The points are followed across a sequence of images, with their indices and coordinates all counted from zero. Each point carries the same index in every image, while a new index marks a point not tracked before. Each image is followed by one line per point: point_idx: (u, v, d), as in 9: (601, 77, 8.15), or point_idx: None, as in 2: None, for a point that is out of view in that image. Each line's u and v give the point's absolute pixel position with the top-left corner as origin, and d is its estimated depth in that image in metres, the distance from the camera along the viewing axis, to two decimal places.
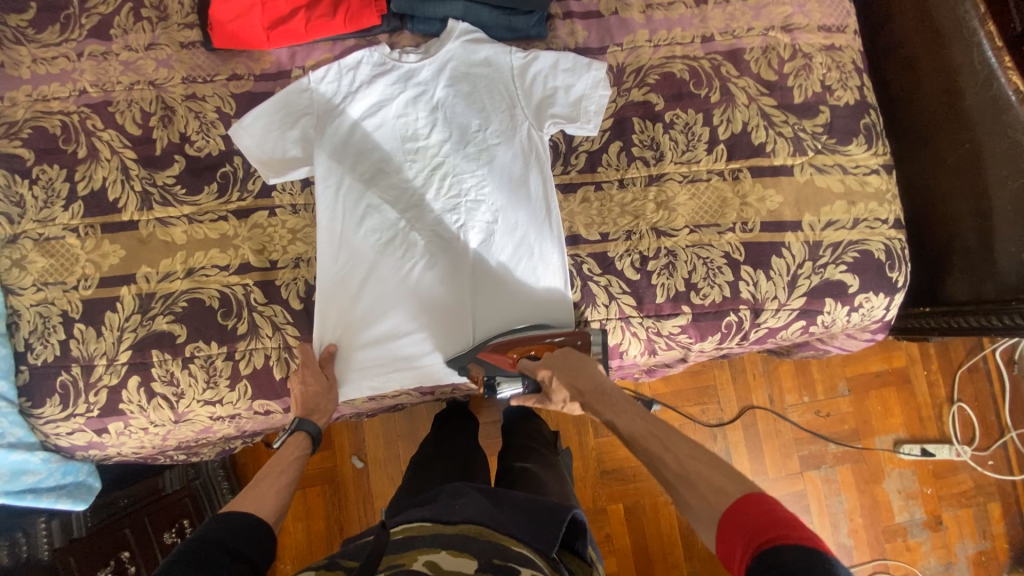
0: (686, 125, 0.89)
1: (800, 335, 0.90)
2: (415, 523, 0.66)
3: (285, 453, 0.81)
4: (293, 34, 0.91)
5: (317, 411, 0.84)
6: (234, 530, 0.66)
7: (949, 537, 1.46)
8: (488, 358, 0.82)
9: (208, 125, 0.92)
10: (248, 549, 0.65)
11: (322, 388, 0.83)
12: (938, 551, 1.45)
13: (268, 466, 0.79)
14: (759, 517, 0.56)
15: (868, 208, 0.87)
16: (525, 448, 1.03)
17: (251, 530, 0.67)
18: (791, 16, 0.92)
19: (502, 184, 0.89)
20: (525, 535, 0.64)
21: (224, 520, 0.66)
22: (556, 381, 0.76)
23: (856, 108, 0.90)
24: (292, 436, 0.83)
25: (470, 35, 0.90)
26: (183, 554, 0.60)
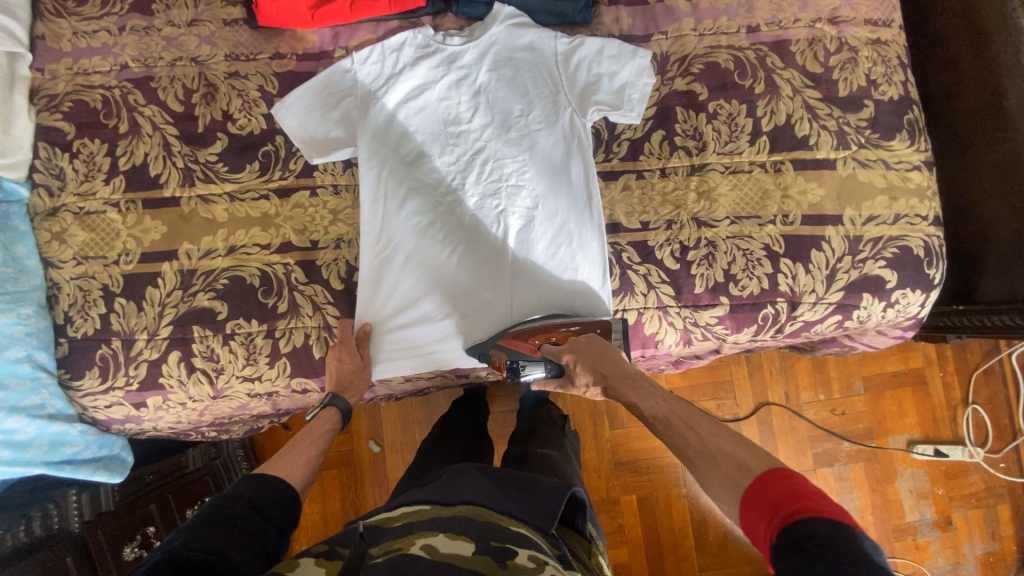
0: (729, 116, 0.88)
1: (833, 330, 0.91)
2: (412, 507, 0.65)
3: (316, 427, 0.82)
4: (338, 13, 0.90)
5: (351, 390, 0.85)
6: (262, 492, 0.68)
7: (959, 537, 1.47)
8: (510, 343, 0.82)
9: (250, 103, 0.92)
10: (269, 503, 0.67)
11: (358, 367, 0.85)
12: (947, 551, 1.47)
13: (298, 441, 0.80)
14: (784, 491, 0.57)
15: (908, 204, 0.87)
16: (542, 431, 1.04)
17: (279, 493, 0.69)
18: (838, 9, 0.91)
19: (543, 170, 0.89)
20: (523, 514, 0.64)
21: (252, 483, 0.69)
22: (580, 365, 0.78)
23: (899, 104, 0.89)
24: (323, 412, 0.84)
25: (516, 19, 0.90)
26: (207, 511, 0.62)
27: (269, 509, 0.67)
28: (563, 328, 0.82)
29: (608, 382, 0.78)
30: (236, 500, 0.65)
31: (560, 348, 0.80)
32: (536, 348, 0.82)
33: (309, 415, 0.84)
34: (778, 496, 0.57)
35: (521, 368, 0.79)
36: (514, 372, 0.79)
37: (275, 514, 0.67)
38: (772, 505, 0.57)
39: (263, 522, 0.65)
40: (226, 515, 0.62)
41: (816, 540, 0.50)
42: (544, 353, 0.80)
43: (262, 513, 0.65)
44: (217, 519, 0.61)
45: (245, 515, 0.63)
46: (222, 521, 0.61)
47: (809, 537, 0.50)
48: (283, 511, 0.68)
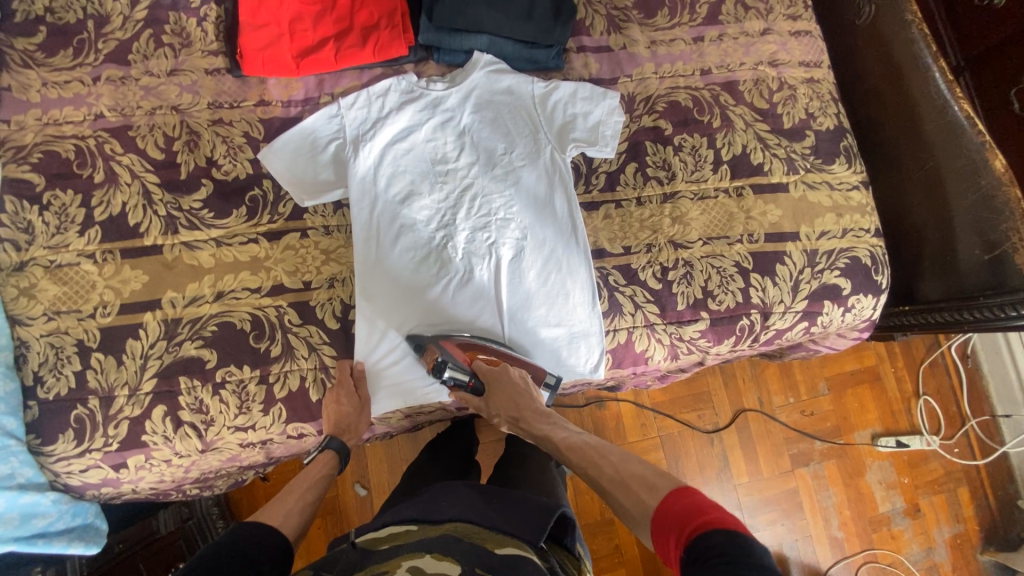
0: (693, 148, 0.98)
1: (802, 336, 0.99)
2: (399, 527, 0.66)
3: (311, 474, 0.82)
4: (322, 63, 0.93)
5: (350, 431, 0.85)
6: (247, 540, 0.65)
7: (928, 522, 1.58)
8: (448, 345, 0.86)
9: (235, 149, 0.92)
10: (258, 555, 0.65)
11: (355, 409, 0.84)
12: (919, 538, 1.57)
13: (296, 487, 0.79)
14: (689, 508, 0.63)
15: (853, 219, 0.98)
16: (535, 454, 1.04)
17: (266, 540, 0.67)
18: (776, 53, 1.04)
19: (528, 204, 0.94)
20: (511, 528, 0.64)
21: (237, 531, 0.66)
22: (498, 394, 0.87)
23: (835, 132, 1.02)
24: (319, 459, 0.83)
25: (494, 66, 0.96)
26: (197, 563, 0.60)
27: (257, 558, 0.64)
28: (503, 356, 0.88)
29: (523, 411, 0.86)
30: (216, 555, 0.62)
31: (495, 368, 0.87)
32: (472, 358, 0.86)
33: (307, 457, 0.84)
34: (683, 512, 0.63)
35: (447, 368, 0.83)
36: (438, 371, 0.83)
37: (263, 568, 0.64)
38: (680, 523, 0.62)
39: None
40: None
41: (712, 547, 0.55)
42: (475, 368, 0.86)
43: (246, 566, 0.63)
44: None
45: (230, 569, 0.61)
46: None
47: (707, 541, 0.56)
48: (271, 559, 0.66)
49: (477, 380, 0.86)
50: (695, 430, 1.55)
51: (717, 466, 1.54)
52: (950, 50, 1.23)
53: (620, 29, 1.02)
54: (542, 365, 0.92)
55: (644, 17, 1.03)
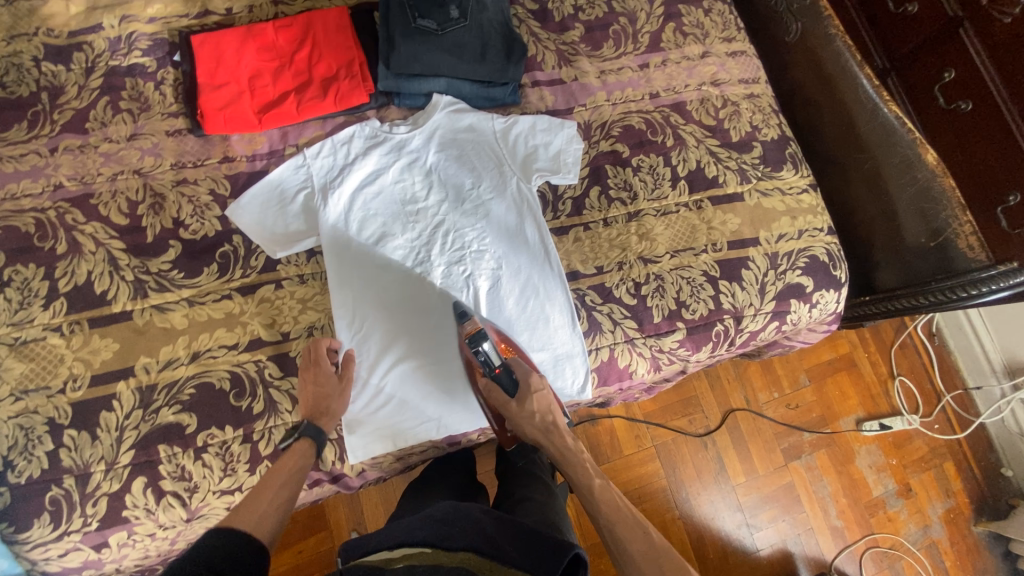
0: (651, 168, 1.02)
1: (775, 335, 1.03)
2: (414, 549, 0.64)
3: (288, 466, 0.74)
4: (284, 116, 0.95)
5: (327, 415, 0.80)
6: (216, 557, 0.57)
7: (920, 500, 1.62)
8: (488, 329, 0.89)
9: (202, 208, 0.91)
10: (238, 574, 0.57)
11: (335, 391, 0.81)
12: (914, 516, 1.61)
13: (273, 484, 0.71)
14: None
15: (807, 220, 1.04)
16: (539, 474, 1.06)
17: (242, 548, 0.60)
18: (716, 73, 1.11)
19: (500, 235, 0.96)
20: (526, 565, 0.63)
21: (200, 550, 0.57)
22: (538, 400, 0.83)
23: (780, 141, 1.08)
24: (299, 444, 0.77)
25: (454, 106, 0.99)
26: None
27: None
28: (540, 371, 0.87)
29: (555, 424, 0.83)
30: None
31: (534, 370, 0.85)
32: (506, 352, 0.86)
33: (292, 438, 0.77)
34: None
35: (484, 341, 0.83)
36: (475, 341, 0.83)
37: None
38: None
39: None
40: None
41: None
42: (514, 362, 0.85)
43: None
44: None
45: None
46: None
47: None
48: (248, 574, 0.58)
49: (507, 373, 0.84)
50: (688, 436, 1.57)
51: (714, 469, 1.56)
52: (875, 53, 1.40)
53: (570, 62, 1.07)
54: None
55: (591, 50, 1.09)
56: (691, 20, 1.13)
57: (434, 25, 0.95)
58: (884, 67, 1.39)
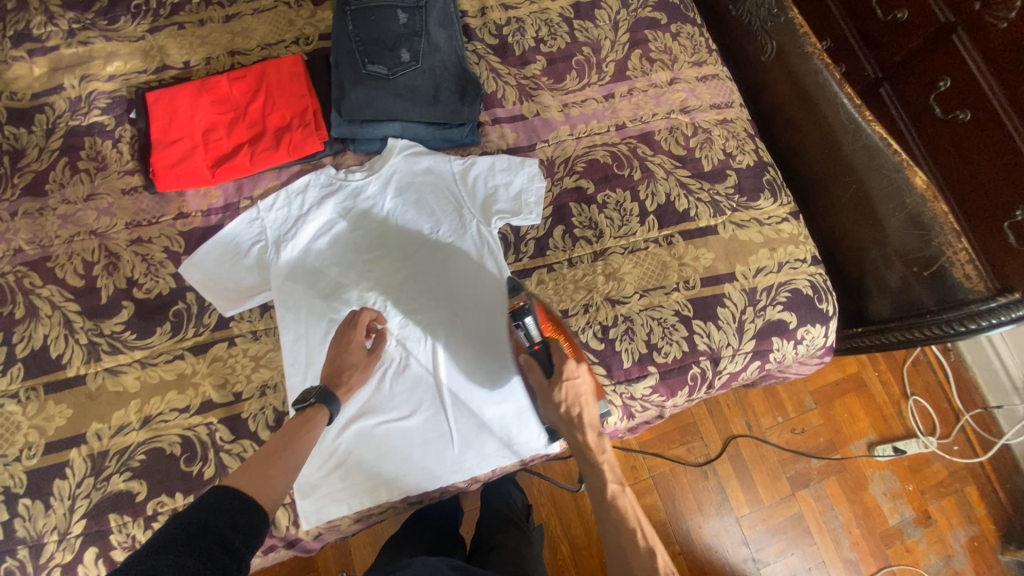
0: (618, 203, 0.98)
1: (758, 373, 0.97)
2: None
3: (299, 432, 0.72)
4: (238, 168, 0.93)
5: (344, 385, 0.80)
6: (213, 520, 0.57)
7: (941, 529, 1.51)
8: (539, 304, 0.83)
9: (155, 266, 0.90)
10: (238, 540, 0.58)
11: (360, 362, 0.83)
12: (935, 547, 1.50)
13: (277, 453, 0.69)
14: None
15: (787, 251, 0.98)
16: (516, 519, 1.06)
17: (240, 515, 0.59)
18: (686, 100, 1.06)
19: (460, 281, 0.93)
20: None
21: (198, 512, 0.57)
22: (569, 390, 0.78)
23: (756, 168, 1.03)
24: (314, 411, 0.75)
25: (411, 149, 0.96)
26: (167, 538, 0.54)
27: (221, 549, 0.55)
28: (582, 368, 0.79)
29: (580, 418, 0.78)
30: (166, 552, 0.53)
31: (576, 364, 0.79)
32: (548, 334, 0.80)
33: (313, 398, 0.75)
34: None
35: (526, 316, 0.79)
36: (518, 315, 0.79)
37: (233, 562, 0.56)
38: None
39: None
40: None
41: None
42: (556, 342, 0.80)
43: (206, 559, 0.54)
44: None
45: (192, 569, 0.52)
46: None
47: None
48: (245, 542, 0.58)
49: (545, 352, 0.80)
50: (687, 466, 1.50)
51: (715, 501, 1.48)
52: (866, 61, 1.28)
53: (532, 97, 1.04)
54: (492, 447, 0.87)
55: (553, 83, 1.05)
56: (659, 46, 1.09)
57: (385, 71, 0.93)
58: (875, 77, 1.27)
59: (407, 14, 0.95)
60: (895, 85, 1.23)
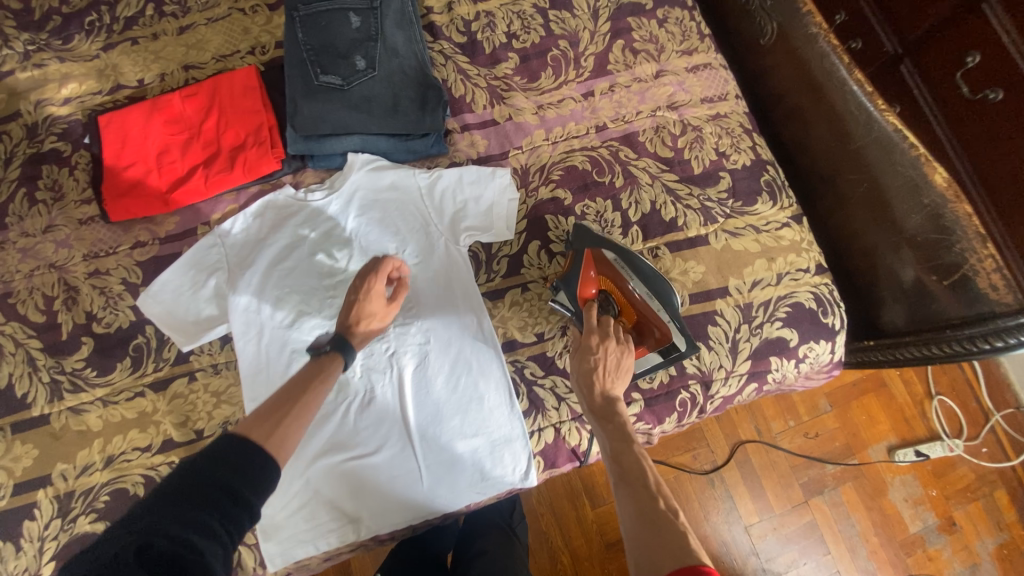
0: (598, 214, 0.90)
1: (756, 395, 0.89)
2: None
3: (312, 380, 0.68)
4: (193, 193, 0.89)
5: (359, 335, 0.77)
6: (217, 471, 0.53)
7: (966, 536, 1.41)
8: (581, 261, 0.80)
9: (114, 298, 0.87)
10: (247, 491, 0.53)
11: (383, 312, 0.79)
12: (959, 555, 1.40)
13: (292, 401, 0.64)
14: None
15: (787, 260, 0.89)
16: (498, 522, 1.03)
17: (248, 464, 0.55)
18: (674, 95, 0.96)
19: (427, 304, 0.87)
20: None
21: (204, 462, 0.54)
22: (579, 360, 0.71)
23: (753, 168, 0.93)
24: (329, 359, 0.71)
25: (373, 163, 0.89)
26: (178, 487, 0.52)
27: (228, 500, 0.52)
28: (605, 343, 0.71)
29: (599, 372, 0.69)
30: (171, 504, 0.50)
31: (593, 338, 0.72)
32: (582, 303, 0.80)
33: (328, 346, 0.73)
34: None
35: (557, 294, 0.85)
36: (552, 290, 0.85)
37: (243, 513, 0.52)
38: None
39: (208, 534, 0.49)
40: (144, 544, 0.47)
41: None
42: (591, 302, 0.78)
43: (209, 513, 0.51)
44: (132, 550, 0.46)
45: (196, 523, 0.49)
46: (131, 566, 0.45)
47: None
48: (255, 491, 0.54)
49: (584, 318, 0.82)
50: (693, 473, 1.42)
51: (722, 509, 1.41)
52: (885, 37, 1.13)
53: (504, 99, 0.96)
54: (462, 484, 0.81)
55: (526, 83, 0.97)
56: (643, 34, 0.99)
57: (338, 81, 0.86)
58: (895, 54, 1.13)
59: (360, 16, 0.88)
60: (918, 62, 1.08)
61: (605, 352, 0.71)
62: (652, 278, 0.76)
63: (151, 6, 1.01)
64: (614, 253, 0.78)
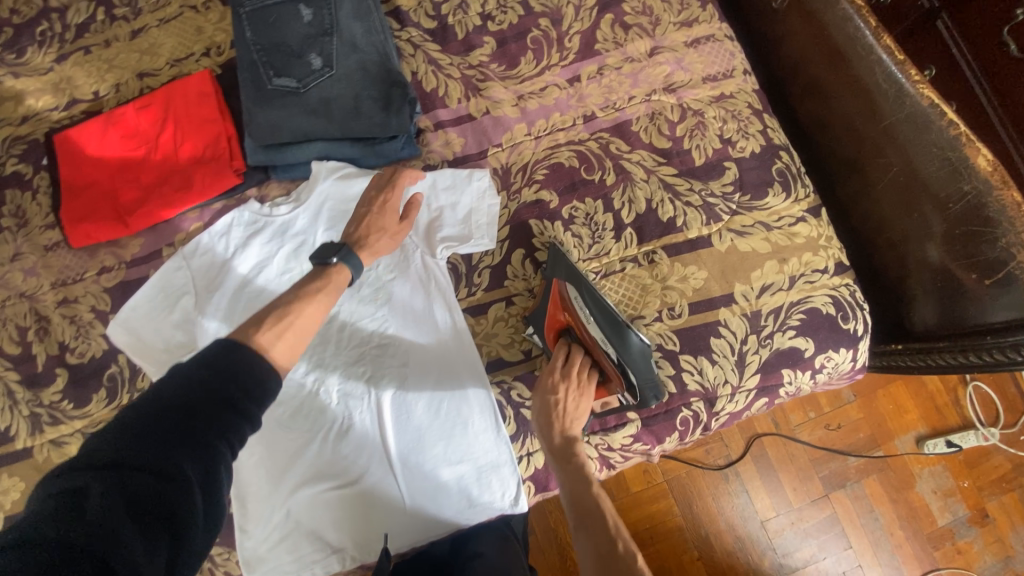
0: (587, 216, 0.81)
1: (767, 409, 0.81)
2: None
3: (322, 287, 0.65)
4: (153, 212, 0.84)
5: (368, 249, 0.72)
6: (198, 386, 0.49)
7: (1000, 528, 1.25)
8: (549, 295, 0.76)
9: (85, 327, 0.85)
10: (247, 399, 0.50)
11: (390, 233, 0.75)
12: (991, 547, 1.24)
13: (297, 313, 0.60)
14: None
15: (801, 260, 0.80)
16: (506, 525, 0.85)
17: (244, 371, 0.51)
18: (671, 75, 0.86)
19: (405, 323, 0.81)
20: None
21: (191, 371, 0.49)
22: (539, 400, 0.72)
23: (763, 156, 0.83)
24: (337, 270, 0.67)
25: (341, 171, 0.81)
26: (164, 399, 0.47)
27: (217, 411, 0.48)
28: (565, 383, 0.72)
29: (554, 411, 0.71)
30: (158, 419, 0.46)
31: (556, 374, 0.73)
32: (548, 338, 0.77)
33: (335, 259, 0.67)
34: None
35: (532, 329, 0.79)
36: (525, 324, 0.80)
37: (243, 424, 0.50)
38: None
39: (203, 449, 0.46)
40: (131, 465, 0.43)
41: None
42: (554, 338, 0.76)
43: (204, 425, 0.47)
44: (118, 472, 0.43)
45: (190, 440, 0.46)
46: (117, 486, 0.42)
47: None
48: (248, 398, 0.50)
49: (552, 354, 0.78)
50: (705, 469, 1.25)
51: (737, 505, 1.24)
52: None
53: (480, 90, 0.86)
54: (448, 513, 0.77)
55: (505, 70, 0.87)
56: (635, 6, 0.87)
57: (294, 83, 0.79)
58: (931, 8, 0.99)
59: (313, 8, 0.80)
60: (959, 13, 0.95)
61: (566, 392, 0.71)
62: (612, 327, 0.71)
63: (102, 9, 0.94)
64: (580, 293, 0.73)
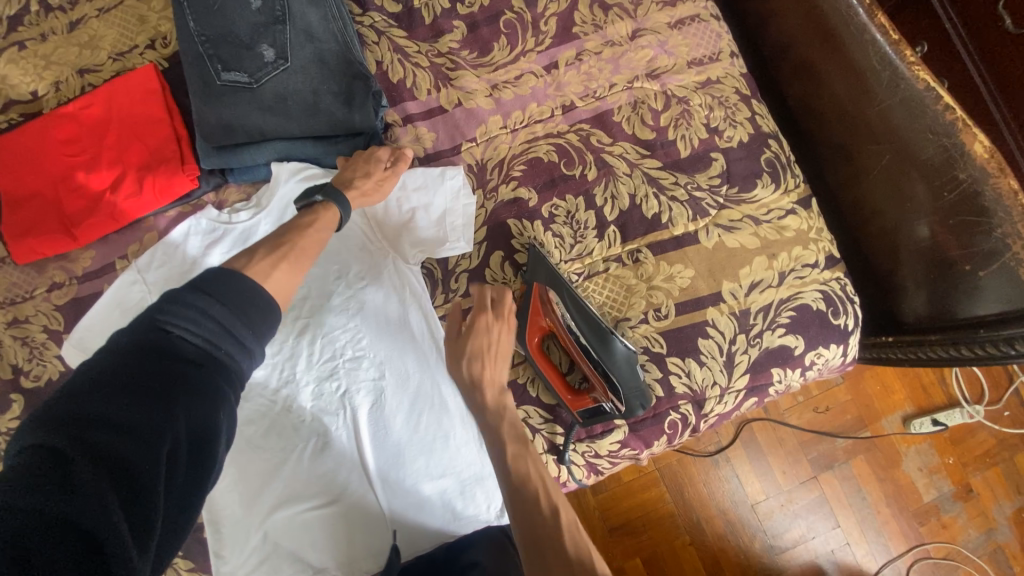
0: (568, 215, 0.77)
1: (756, 408, 0.79)
2: None
3: (311, 222, 0.64)
4: (102, 222, 0.78)
5: (355, 190, 0.70)
6: (181, 323, 0.45)
7: (984, 502, 1.26)
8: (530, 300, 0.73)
9: (38, 348, 0.79)
10: (246, 333, 0.48)
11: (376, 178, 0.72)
12: (975, 521, 1.26)
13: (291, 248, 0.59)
14: None
15: (792, 255, 0.77)
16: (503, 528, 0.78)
17: (242, 304, 0.49)
18: (654, 59, 0.80)
19: (380, 333, 0.77)
20: None
21: (177, 305, 0.46)
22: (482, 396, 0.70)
23: (751, 145, 0.79)
24: (324, 207, 0.66)
25: (305, 172, 0.76)
26: (152, 337, 0.44)
27: (204, 364, 0.45)
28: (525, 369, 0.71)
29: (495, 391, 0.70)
30: (146, 358, 0.43)
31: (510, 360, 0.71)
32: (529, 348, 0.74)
33: (320, 197, 0.66)
34: None
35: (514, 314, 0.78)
36: None
37: (238, 362, 0.47)
38: None
39: (192, 403, 0.42)
40: (112, 412, 0.39)
41: None
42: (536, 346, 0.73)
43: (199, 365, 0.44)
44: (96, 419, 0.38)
45: (184, 378, 0.43)
46: (92, 444, 0.37)
47: None
48: (239, 347, 0.47)
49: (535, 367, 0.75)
50: (696, 456, 1.24)
51: (728, 489, 1.24)
52: None
53: (451, 80, 0.80)
54: (432, 528, 0.74)
55: (476, 58, 0.81)
56: None
57: (245, 77, 0.73)
58: None
59: None
60: None
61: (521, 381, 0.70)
62: (595, 331, 0.68)
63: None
64: (563, 298, 0.70)
